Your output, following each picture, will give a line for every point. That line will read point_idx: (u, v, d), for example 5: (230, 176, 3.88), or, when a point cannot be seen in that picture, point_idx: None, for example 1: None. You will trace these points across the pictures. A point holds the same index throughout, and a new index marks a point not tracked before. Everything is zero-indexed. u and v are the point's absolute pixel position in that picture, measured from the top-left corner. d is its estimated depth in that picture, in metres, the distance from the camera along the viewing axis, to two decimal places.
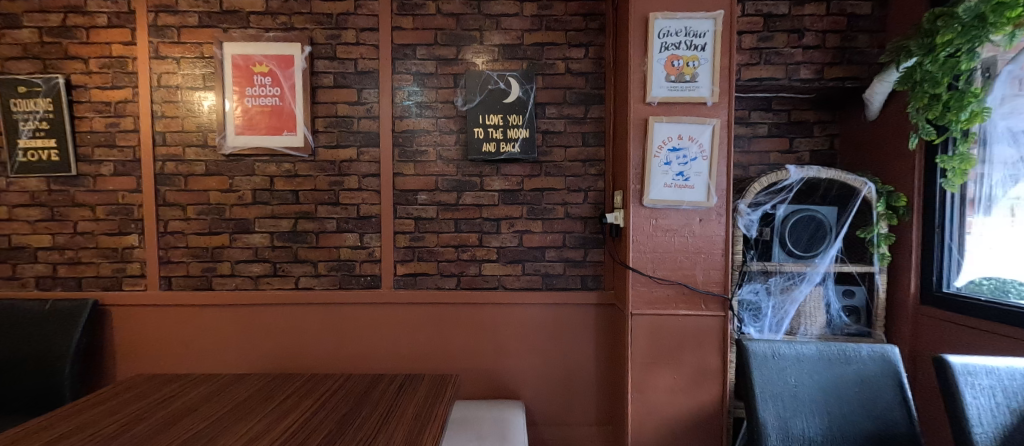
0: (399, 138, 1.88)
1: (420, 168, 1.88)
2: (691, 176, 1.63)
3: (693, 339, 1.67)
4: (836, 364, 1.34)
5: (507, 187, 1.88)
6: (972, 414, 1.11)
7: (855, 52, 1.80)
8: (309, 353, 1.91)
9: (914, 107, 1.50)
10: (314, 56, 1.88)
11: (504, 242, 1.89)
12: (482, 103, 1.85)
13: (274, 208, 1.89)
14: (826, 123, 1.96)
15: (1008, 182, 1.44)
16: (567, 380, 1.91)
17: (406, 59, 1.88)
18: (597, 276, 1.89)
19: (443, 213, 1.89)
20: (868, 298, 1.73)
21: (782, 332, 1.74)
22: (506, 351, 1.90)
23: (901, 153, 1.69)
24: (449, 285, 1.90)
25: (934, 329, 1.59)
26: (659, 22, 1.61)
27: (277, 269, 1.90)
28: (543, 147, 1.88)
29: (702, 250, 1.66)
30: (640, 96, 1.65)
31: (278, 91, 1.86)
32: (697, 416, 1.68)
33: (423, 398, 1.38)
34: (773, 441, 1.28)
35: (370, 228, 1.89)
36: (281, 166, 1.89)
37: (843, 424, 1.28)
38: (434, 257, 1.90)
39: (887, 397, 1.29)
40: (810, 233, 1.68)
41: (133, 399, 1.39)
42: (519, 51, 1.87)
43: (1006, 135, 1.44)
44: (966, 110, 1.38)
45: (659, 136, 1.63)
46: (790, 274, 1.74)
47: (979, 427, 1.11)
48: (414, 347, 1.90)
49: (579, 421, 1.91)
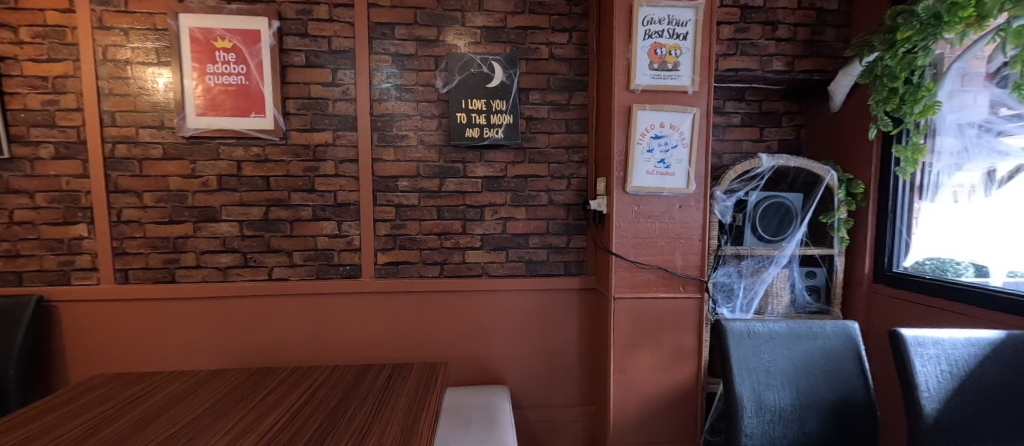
0: (378, 122, 1.81)
1: (400, 153, 1.82)
2: (673, 164, 1.68)
3: (671, 320, 1.74)
4: (803, 339, 1.44)
5: (490, 174, 1.86)
6: (920, 380, 1.22)
7: (823, 46, 1.89)
8: (287, 345, 1.84)
9: (875, 99, 1.60)
10: (282, 33, 1.76)
11: (487, 230, 1.88)
12: (464, 87, 1.80)
13: (243, 195, 1.78)
14: (793, 113, 2.06)
15: (952, 170, 1.57)
16: (551, 362, 1.94)
17: (384, 38, 1.79)
18: (580, 262, 1.93)
19: (425, 200, 1.85)
20: (828, 278, 1.87)
21: (752, 312, 1.85)
22: (491, 336, 1.91)
23: (861, 142, 1.81)
24: (433, 274, 1.88)
25: (885, 305, 1.74)
26: (643, 10, 1.63)
27: (247, 260, 1.80)
28: (527, 133, 1.87)
29: (681, 236, 1.72)
30: (624, 83, 1.66)
31: (243, 69, 1.73)
32: (677, 393, 1.76)
33: (413, 391, 1.35)
34: (748, 413, 1.36)
35: (349, 216, 1.82)
36: (249, 150, 1.78)
37: (810, 393, 1.38)
38: (416, 245, 1.86)
39: (848, 369, 1.41)
40: (779, 218, 1.78)
41: (95, 402, 1.29)
42: (502, 34, 1.83)
43: (953, 127, 1.54)
44: (920, 104, 1.48)
45: (642, 124, 1.66)
46: (760, 258, 1.84)
47: (926, 392, 1.22)
48: (397, 336, 1.87)
49: (562, 402, 1.96)
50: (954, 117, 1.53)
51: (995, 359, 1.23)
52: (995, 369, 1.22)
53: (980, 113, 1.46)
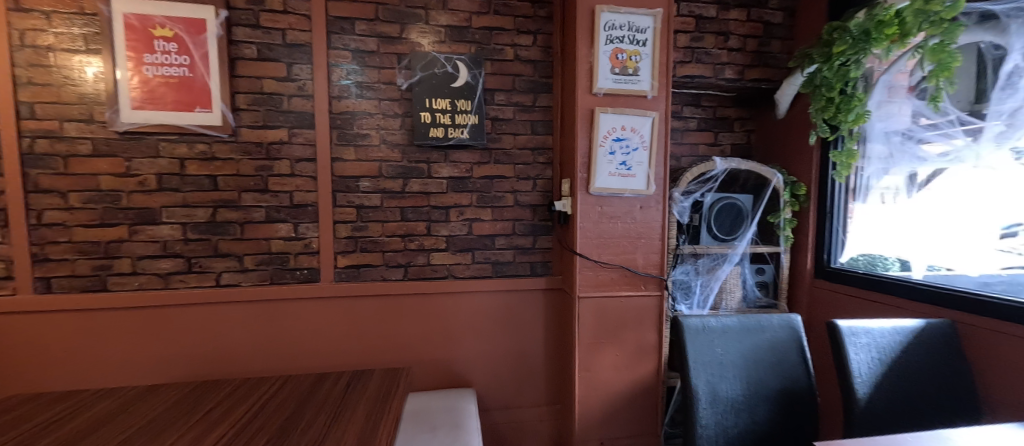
0: (338, 119, 1.74)
1: (362, 152, 1.76)
2: (634, 165, 1.73)
3: (634, 318, 1.79)
4: (752, 332, 1.44)
5: (456, 175, 1.84)
6: (854, 368, 1.29)
7: (769, 57, 2.01)
8: (238, 356, 1.73)
9: (815, 108, 1.72)
10: (231, 23, 1.65)
11: (453, 231, 1.86)
12: (428, 86, 1.77)
13: (187, 195, 1.66)
14: (744, 119, 2.18)
15: (880, 174, 1.70)
16: (517, 363, 1.94)
17: (344, 33, 1.73)
18: (546, 262, 1.94)
19: (388, 201, 1.79)
20: (775, 274, 1.99)
21: (708, 308, 1.94)
22: (457, 339, 1.88)
23: (803, 147, 1.94)
24: (396, 277, 1.82)
25: (825, 298, 1.88)
26: (605, 15, 1.67)
27: (192, 265, 1.68)
28: (492, 133, 1.86)
29: (643, 235, 1.77)
30: (587, 86, 1.69)
31: (187, 60, 1.61)
32: (639, 388, 1.81)
33: (373, 398, 1.31)
34: (703, 406, 1.35)
35: (306, 217, 1.74)
36: (194, 147, 1.65)
37: (757, 382, 1.40)
38: (378, 248, 1.80)
39: (792, 358, 1.43)
40: (732, 218, 1.88)
41: (6, 426, 1.15)
42: (467, 34, 1.82)
43: (881, 135, 1.67)
44: (853, 112, 1.60)
45: (604, 126, 1.70)
46: (715, 256, 1.94)
47: (859, 378, 1.29)
48: (359, 342, 1.80)
49: (528, 402, 1.97)
50: (882, 126, 1.66)
51: (915, 345, 1.33)
52: (914, 354, 1.33)
53: (903, 122, 1.59)
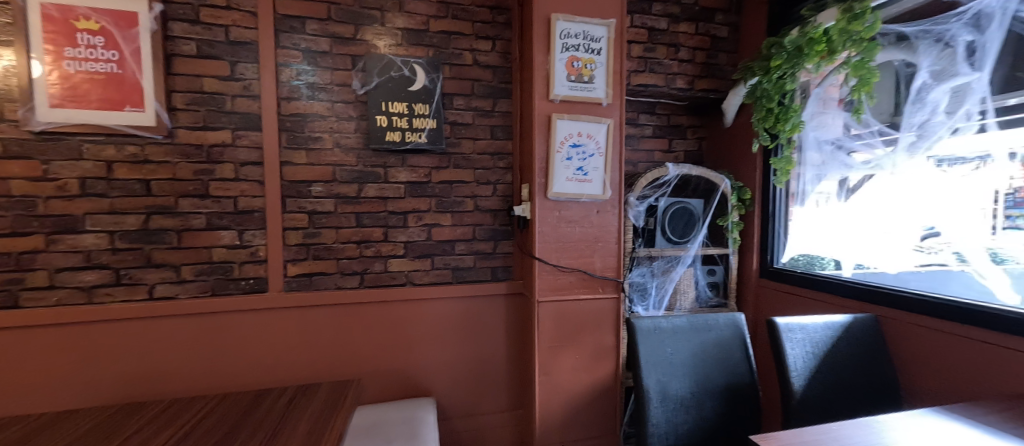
0: (287, 121, 1.67)
1: (314, 156, 1.69)
2: (590, 171, 1.76)
3: (593, 320, 1.82)
4: (700, 332, 1.47)
5: (414, 179, 1.80)
6: (790, 363, 1.36)
7: (716, 68, 2.12)
8: (176, 374, 1.60)
9: (757, 117, 1.83)
10: (167, 17, 1.55)
11: (411, 237, 1.82)
12: (383, 89, 1.73)
13: (114, 201, 1.52)
14: (696, 127, 2.29)
15: (816, 180, 1.82)
16: (478, 370, 1.92)
17: (294, 32, 1.66)
18: (507, 267, 1.94)
19: (342, 207, 1.73)
20: (725, 274, 2.09)
21: (663, 309, 2.00)
22: (416, 348, 1.84)
23: (747, 154, 2.06)
24: (352, 285, 1.76)
25: (770, 296, 1.99)
26: (560, 24, 1.70)
27: (121, 277, 1.54)
28: (451, 138, 1.84)
29: (600, 239, 1.81)
30: (544, 93, 1.71)
31: (116, 55, 1.49)
32: (599, 389, 1.84)
33: (317, 412, 1.26)
34: (653, 404, 1.37)
35: (253, 224, 1.65)
36: (123, 149, 1.52)
37: (705, 379, 1.43)
38: (332, 255, 1.73)
39: (736, 355, 1.47)
40: (684, 221, 1.95)
41: None
42: (424, 37, 1.80)
43: (814, 143, 1.80)
44: (790, 122, 1.71)
45: (561, 132, 1.72)
46: (670, 258, 2.01)
47: (795, 372, 1.36)
48: (311, 355, 1.72)
49: (489, 409, 1.95)
50: (815, 134, 1.79)
51: (844, 338, 1.43)
52: (843, 347, 1.42)
53: (835, 132, 1.72)
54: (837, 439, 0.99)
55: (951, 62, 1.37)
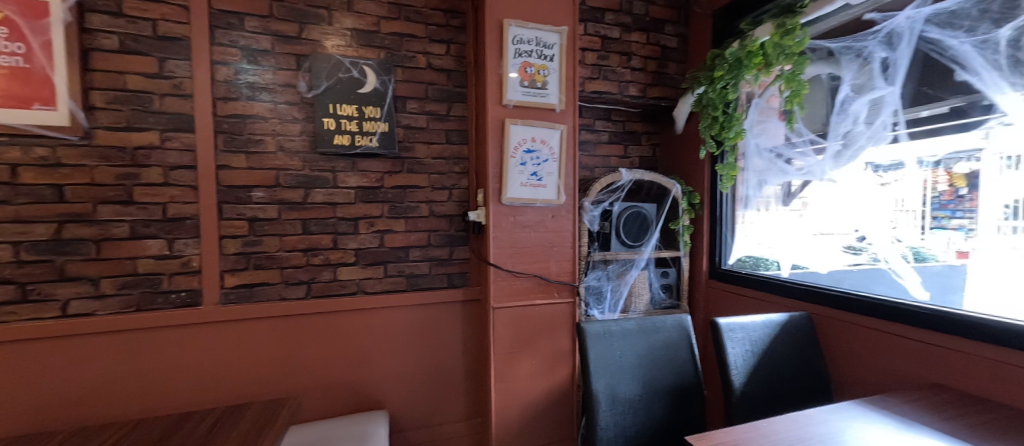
0: (225, 123, 1.57)
1: (255, 160, 1.60)
2: (544, 176, 1.77)
3: (550, 325, 1.82)
4: (649, 334, 1.51)
5: (365, 184, 1.75)
6: (732, 362, 1.41)
7: (667, 77, 2.20)
8: (96, 397, 1.47)
9: (703, 125, 1.90)
10: (84, 9, 1.42)
11: (363, 244, 1.76)
12: (331, 91, 1.67)
13: (20, 209, 1.38)
14: (650, 133, 2.36)
15: (757, 186, 1.91)
16: (434, 379, 1.88)
17: (232, 29, 1.57)
18: (464, 273, 1.92)
19: (287, 213, 1.65)
20: (677, 276, 2.15)
21: (619, 311, 2.04)
22: (368, 359, 1.77)
23: (696, 160, 2.14)
24: (298, 295, 1.68)
25: (719, 297, 2.07)
26: (513, 29, 1.70)
27: (29, 292, 1.39)
28: (405, 142, 1.80)
29: (556, 244, 1.82)
30: (497, 98, 1.71)
31: (22, 48, 1.35)
32: (555, 393, 1.85)
33: (242, 435, 1.22)
34: (603, 407, 1.39)
35: (185, 233, 1.54)
36: (30, 151, 1.38)
37: (653, 380, 1.46)
38: (276, 264, 1.65)
39: (682, 356, 1.51)
40: (638, 225, 1.99)
41: None
42: (375, 38, 1.75)
43: (755, 150, 1.89)
44: (733, 129, 1.78)
45: (515, 138, 1.72)
46: (625, 261, 2.05)
47: (735, 370, 1.41)
48: (253, 370, 1.63)
49: (445, 419, 1.91)
50: (756, 142, 1.88)
51: (780, 336, 1.50)
52: (780, 345, 1.49)
53: (773, 141, 1.82)
54: (765, 436, 1.04)
55: (869, 77, 1.48)
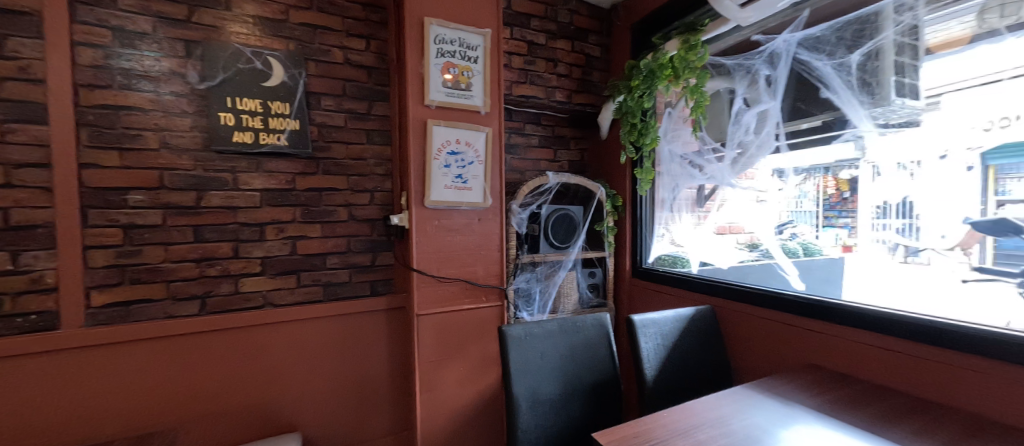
0: (90, 114, 1.35)
1: (133, 158, 1.40)
2: (469, 179, 1.73)
3: (477, 330, 1.78)
4: (569, 333, 1.52)
5: (274, 186, 1.60)
6: (645, 356, 1.47)
7: (591, 84, 2.26)
8: None
9: (623, 132, 1.97)
10: None
11: (270, 251, 1.60)
12: (229, 83, 1.51)
13: None
14: (579, 138, 2.41)
15: (671, 189, 2.02)
16: (354, 395, 1.76)
17: (100, 6, 1.36)
18: (388, 280, 1.82)
19: (176, 219, 1.46)
20: (603, 276, 2.22)
21: (548, 312, 2.06)
22: (276, 377, 1.61)
23: (619, 164, 2.22)
24: (191, 311, 1.49)
25: (640, 294, 2.15)
26: (434, 29, 1.65)
27: None
28: (319, 142, 1.67)
29: (482, 248, 1.79)
30: (419, 98, 1.65)
31: None
32: (483, 400, 1.81)
33: None
34: (524, 410, 1.38)
35: (35, 243, 1.30)
36: None
37: (574, 380, 1.48)
38: (160, 277, 1.45)
39: (601, 353, 1.54)
40: (566, 227, 2.02)
41: None
42: (284, 29, 1.61)
43: (669, 156, 2.00)
44: (649, 136, 1.86)
45: (438, 139, 1.67)
46: (553, 262, 2.07)
47: (648, 363, 1.47)
48: (133, 398, 1.42)
49: (367, 435, 1.79)
50: (669, 148, 1.99)
51: (688, 329, 1.59)
52: (688, 338, 1.58)
53: (681, 149, 1.93)
54: (663, 426, 1.07)
55: (757, 93, 1.62)
